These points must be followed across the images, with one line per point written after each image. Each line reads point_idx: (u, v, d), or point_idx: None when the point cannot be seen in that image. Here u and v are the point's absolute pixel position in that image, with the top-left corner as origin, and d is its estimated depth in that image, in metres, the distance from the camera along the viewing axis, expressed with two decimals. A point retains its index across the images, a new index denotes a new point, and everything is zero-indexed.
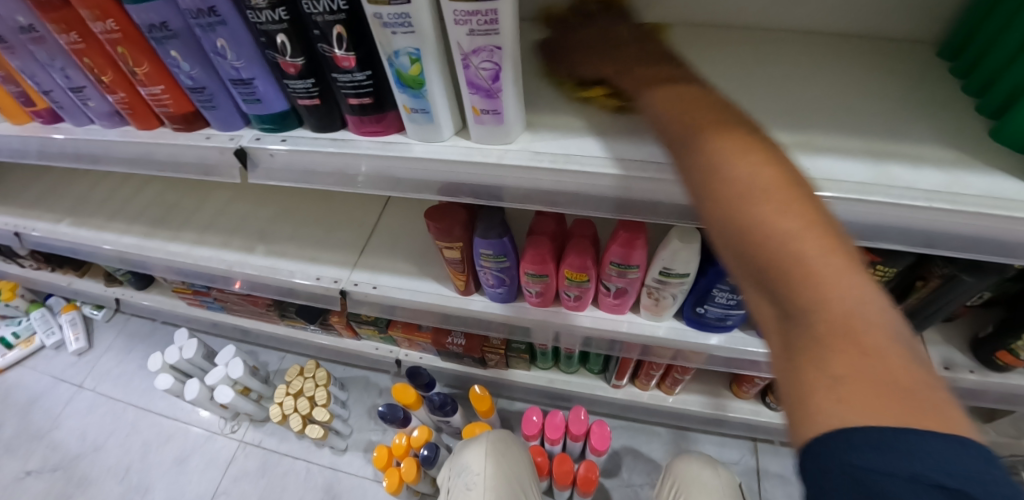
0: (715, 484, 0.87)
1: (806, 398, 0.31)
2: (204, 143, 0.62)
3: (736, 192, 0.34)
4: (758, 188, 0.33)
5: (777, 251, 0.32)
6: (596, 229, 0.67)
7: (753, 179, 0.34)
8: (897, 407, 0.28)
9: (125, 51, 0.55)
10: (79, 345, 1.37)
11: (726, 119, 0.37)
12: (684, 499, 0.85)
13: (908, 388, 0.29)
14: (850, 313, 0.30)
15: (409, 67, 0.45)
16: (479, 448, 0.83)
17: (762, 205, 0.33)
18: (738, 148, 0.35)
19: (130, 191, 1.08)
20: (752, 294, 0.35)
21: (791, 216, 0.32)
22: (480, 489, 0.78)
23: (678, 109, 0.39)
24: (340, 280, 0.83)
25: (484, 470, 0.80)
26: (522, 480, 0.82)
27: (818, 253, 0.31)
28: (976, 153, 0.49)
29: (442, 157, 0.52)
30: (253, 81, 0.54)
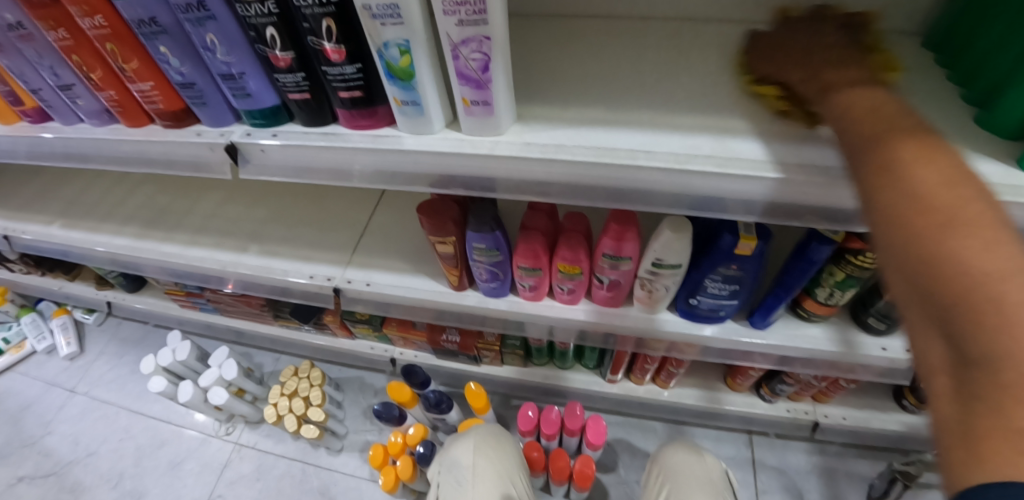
0: (705, 468, 0.87)
1: (978, 456, 0.26)
2: (194, 140, 0.62)
3: (925, 219, 0.31)
4: (954, 209, 0.30)
5: (967, 289, 0.28)
6: (587, 222, 0.67)
7: (953, 208, 0.30)
8: None
9: (114, 48, 0.54)
10: (71, 350, 1.36)
11: (926, 139, 0.34)
12: (674, 483, 0.86)
13: None
14: None
15: (398, 58, 0.45)
16: (468, 442, 0.84)
17: (961, 236, 0.29)
18: (937, 174, 0.31)
19: (122, 193, 1.08)
20: (926, 335, 0.31)
21: (998, 254, 0.28)
22: (469, 482, 0.79)
23: (852, 115, 0.37)
24: (333, 278, 0.83)
25: (473, 464, 0.81)
26: (511, 471, 0.83)
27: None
28: (962, 140, 0.49)
29: (433, 148, 0.52)
30: (243, 76, 0.54)
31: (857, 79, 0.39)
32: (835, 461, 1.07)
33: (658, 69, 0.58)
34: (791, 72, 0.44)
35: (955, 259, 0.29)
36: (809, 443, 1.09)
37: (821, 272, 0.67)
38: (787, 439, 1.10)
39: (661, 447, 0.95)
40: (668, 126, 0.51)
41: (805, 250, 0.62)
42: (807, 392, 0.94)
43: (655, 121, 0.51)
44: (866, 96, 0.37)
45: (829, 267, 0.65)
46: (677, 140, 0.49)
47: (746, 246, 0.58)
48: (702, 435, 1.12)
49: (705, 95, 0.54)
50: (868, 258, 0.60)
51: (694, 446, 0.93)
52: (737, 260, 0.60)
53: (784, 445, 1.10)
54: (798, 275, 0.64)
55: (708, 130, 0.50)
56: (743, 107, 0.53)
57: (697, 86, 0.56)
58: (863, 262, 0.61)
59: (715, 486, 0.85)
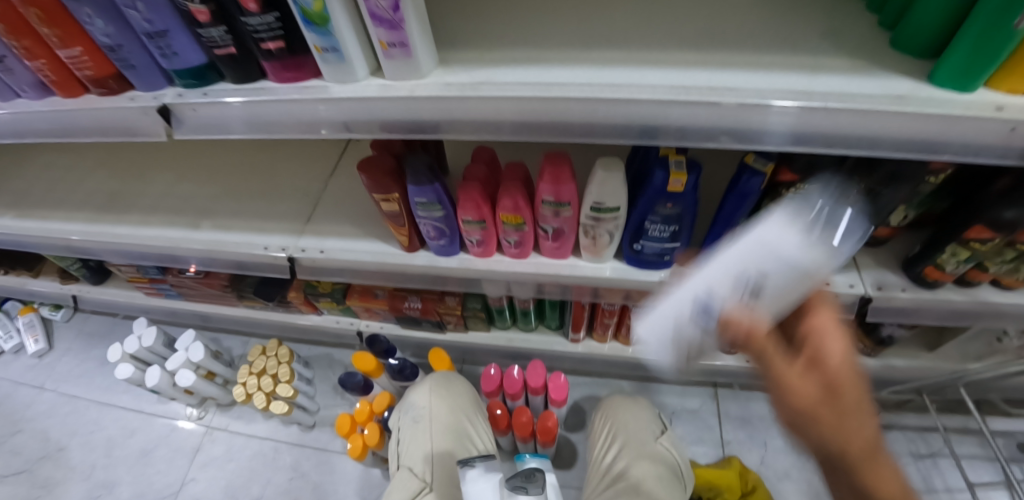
0: (645, 417, 0.95)
1: None
2: (127, 104, 0.61)
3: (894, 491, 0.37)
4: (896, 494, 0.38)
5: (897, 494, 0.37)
6: (527, 171, 0.68)
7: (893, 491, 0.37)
8: None
9: (37, 12, 0.54)
10: (39, 347, 1.34)
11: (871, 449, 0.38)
12: (613, 420, 0.96)
13: None
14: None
15: (311, 3, 0.46)
16: (424, 386, 0.89)
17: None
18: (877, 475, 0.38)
19: (74, 181, 1.06)
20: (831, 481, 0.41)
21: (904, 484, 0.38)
22: (427, 420, 0.84)
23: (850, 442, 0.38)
24: (287, 248, 0.83)
25: (430, 403, 0.86)
26: (465, 408, 0.89)
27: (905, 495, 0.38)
28: (872, 61, 0.53)
29: (358, 94, 0.53)
30: (167, 33, 0.54)
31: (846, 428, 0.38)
32: None
33: (583, 12, 0.60)
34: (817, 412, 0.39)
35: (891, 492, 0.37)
36: None
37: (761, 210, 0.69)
38: (750, 390, 1.14)
39: (612, 398, 1.03)
40: (587, 62, 0.53)
41: (737, 184, 0.62)
42: None
43: (576, 59, 0.54)
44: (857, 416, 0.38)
45: (766, 203, 0.67)
46: (594, 74, 0.51)
47: (677, 181, 0.58)
48: (667, 390, 1.16)
49: (625, 34, 0.57)
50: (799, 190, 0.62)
51: (636, 399, 1.00)
52: (671, 197, 0.61)
53: (748, 395, 1.13)
54: (734, 211, 0.65)
55: (625, 63, 0.53)
56: (661, 43, 0.55)
57: (620, 27, 0.58)
58: None
59: (652, 423, 0.95)
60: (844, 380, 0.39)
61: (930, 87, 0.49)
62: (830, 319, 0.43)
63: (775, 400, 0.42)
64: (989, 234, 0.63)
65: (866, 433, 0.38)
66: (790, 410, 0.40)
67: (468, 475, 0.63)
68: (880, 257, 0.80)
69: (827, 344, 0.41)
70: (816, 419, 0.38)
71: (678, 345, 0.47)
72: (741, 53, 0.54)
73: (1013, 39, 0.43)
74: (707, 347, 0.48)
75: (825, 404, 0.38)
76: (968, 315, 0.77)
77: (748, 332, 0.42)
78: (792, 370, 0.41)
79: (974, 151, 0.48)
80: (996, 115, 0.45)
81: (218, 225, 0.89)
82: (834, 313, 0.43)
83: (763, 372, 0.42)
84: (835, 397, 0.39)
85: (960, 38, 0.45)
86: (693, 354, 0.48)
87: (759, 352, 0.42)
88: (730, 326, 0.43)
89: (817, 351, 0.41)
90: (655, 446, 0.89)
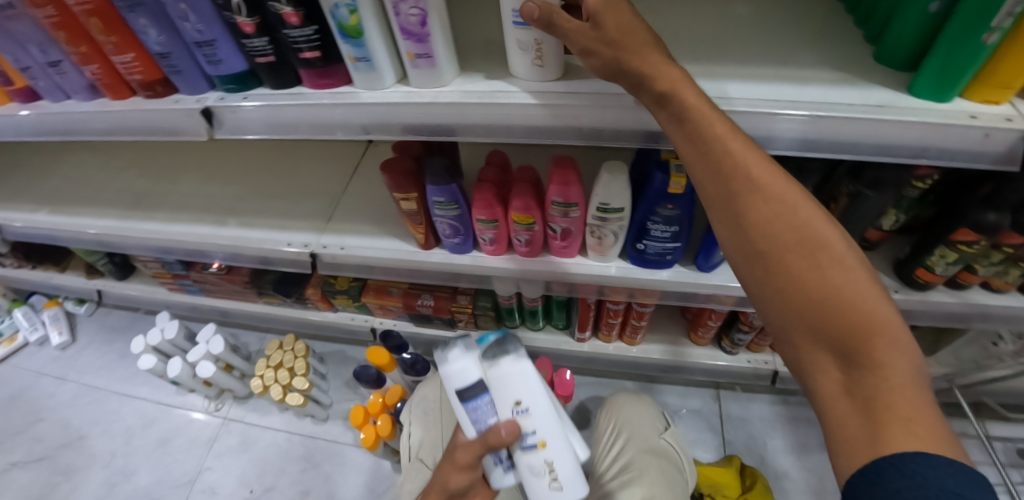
0: (648, 415, 1.00)
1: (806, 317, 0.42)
2: (172, 106, 0.67)
3: (764, 201, 0.44)
4: (775, 208, 0.44)
5: (777, 216, 0.44)
6: (537, 175, 0.73)
7: (775, 208, 0.44)
8: (830, 320, 0.41)
9: (97, 21, 0.60)
10: (62, 339, 1.40)
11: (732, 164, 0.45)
12: (616, 418, 1.01)
13: (863, 316, 0.40)
14: (817, 234, 0.42)
15: (348, 18, 0.51)
16: (433, 381, 0.96)
17: (785, 215, 0.43)
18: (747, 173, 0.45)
19: (106, 179, 1.12)
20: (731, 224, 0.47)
21: (799, 207, 0.43)
22: (437, 412, 0.92)
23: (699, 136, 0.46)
24: (310, 244, 0.88)
25: (440, 397, 0.94)
26: None
27: (797, 215, 0.43)
28: (855, 75, 0.58)
29: (386, 100, 0.58)
30: (214, 43, 0.59)
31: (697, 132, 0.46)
32: (797, 410, 1.13)
33: None
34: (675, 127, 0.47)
35: (773, 208, 0.44)
36: (772, 394, 1.16)
37: None
38: (751, 392, 1.17)
39: (617, 395, 1.07)
40: None
41: None
42: (763, 341, 1.00)
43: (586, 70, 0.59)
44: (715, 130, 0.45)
45: None
46: None
47: (677, 184, 0.63)
48: (669, 391, 1.19)
49: None
50: None
51: (642, 397, 1.04)
52: (671, 199, 0.66)
53: (748, 397, 1.16)
54: None
55: None
56: None
57: None
58: None
59: (654, 420, 0.99)
60: (619, 35, 0.45)
61: (910, 97, 0.54)
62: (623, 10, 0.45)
63: (599, 64, 0.48)
64: (974, 236, 0.67)
65: (734, 139, 0.45)
66: (706, 149, 0.46)
67: (444, 358, 0.57)
68: (873, 260, 0.84)
69: (641, 37, 0.46)
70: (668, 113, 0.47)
71: (522, 49, 0.53)
72: (733, 68, 0.60)
73: (983, 54, 0.48)
74: (552, 48, 0.52)
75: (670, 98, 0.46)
76: (959, 317, 0.81)
77: (541, 12, 0.46)
78: (578, 25, 0.46)
79: (949, 155, 0.53)
80: (966, 122, 0.50)
81: (245, 221, 0.95)
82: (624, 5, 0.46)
83: (588, 56, 0.48)
84: (611, 42, 0.45)
85: (933, 53, 0.50)
86: (541, 57, 0.53)
87: (552, 22, 0.46)
88: (529, 14, 0.47)
89: (599, 14, 0.44)
90: (660, 441, 0.94)
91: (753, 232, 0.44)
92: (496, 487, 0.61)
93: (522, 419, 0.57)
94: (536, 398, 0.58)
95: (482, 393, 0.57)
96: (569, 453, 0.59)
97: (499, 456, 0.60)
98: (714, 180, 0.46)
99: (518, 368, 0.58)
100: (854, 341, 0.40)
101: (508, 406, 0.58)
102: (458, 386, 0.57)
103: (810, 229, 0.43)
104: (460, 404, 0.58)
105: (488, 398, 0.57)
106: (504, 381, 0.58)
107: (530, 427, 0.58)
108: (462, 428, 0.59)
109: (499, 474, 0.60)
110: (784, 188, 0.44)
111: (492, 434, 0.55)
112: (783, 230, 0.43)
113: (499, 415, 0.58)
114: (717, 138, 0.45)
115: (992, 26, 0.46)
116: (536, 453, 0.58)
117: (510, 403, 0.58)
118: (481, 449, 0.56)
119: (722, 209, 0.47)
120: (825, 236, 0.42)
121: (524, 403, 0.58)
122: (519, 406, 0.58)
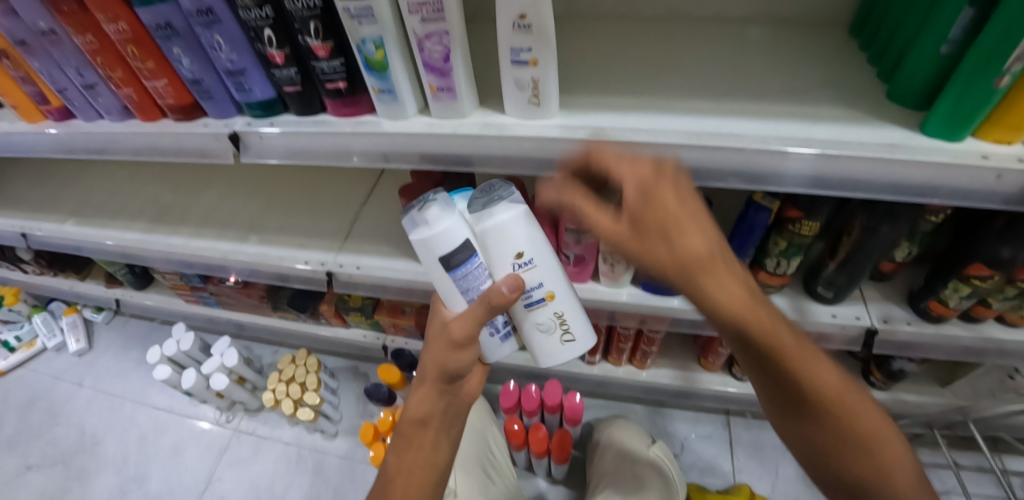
0: (635, 430, 1.05)
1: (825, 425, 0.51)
2: (202, 130, 0.69)
3: (784, 347, 0.47)
4: (789, 351, 0.48)
5: (791, 358, 0.48)
6: (553, 202, 0.74)
7: (791, 351, 0.48)
8: (841, 425, 0.51)
9: (134, 50, 0.63)
10: (80, 346, 1.42)
11: (758, 327, 0.47)
12: (607, 436, 1.06)
13: (862, 419, 0.51)
14: (814, 363, 0.50)
15: (374, 53, 0.54)
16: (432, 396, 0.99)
17: (797, 355, 0.48)
18: (767, 325, 0.47)
19: (131, 193, 1.15)
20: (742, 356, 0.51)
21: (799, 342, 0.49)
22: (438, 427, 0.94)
23: (734, 307, 0.46)
24: (327, 263, 0.90)
25: None
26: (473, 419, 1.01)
27: (803, 353, 0.49)
28: (868, 112, 0.59)
29: (408, 130, 0.60)
30: (244, 72, 0.61)
31: (734, 306, 0.46)
32: None
33: (605, 71, 0.68)
34: (712, 304, 0.46)
35: (789, 348, 0.48)
36: None
37: (768, 243, 0.76)
38: (763, 419, 1.16)
39: (606, 419, 1.13)
40: (611, 108, 0.61)
41: (746, 217, 0.72)
42: None
43: (602, 104, 0.61)
44: (743, 295, 0.46)
45: (774, 237, 0.74)
46: (619, 119, 0.59)
47: None
48: (680, 416, 1.19)
49: (644, 83, 0.65)
50: (805, 225, 0.69)
51: (629, 420, 1.09)
52: None
53: (760, 424, 1.15)
54: (743, 241, 0.75)
55: (646, 111, 0.60)
56: (676, 93, 0.63)
57: (643, 80, 0.66)
58: (803, 230, 0.70)
59: (642, 435, 1.05)
60: (655, 219, 0.45)
61: (922, 136, 0.55)
62: (662, 194, 0.45)
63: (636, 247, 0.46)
64: (987, 271, 0.67)
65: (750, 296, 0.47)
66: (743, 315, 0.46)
67: (427, 219, 0.51)
68: (886, 291, 0.84)
69: (680, 220, 0.45)
70: (705, 291, 0.45)
71: (519, 87, 0.55)
72: (748, 104, 0.61)
73: (995, 95, 0.48)
74: (551, 83, 0.54)
75: (713, 281, 0.45)
76: (975, 351, 0.80)
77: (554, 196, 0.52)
78: (609, 218, 0.48)
79: (963, 194, 0.54)
80: (979, 163, 0.51)
81: (264, 237, 0.97)
82: (663, 188, 0.45)
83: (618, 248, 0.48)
84: (651, 233, 0.45)
85: (946, 92, 0.51)
86: (539, 96, 0.55)
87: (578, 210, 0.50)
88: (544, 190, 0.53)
89: (639, 202, 0.45)
90: (648, 453, 0.99)
91: (776, 373, 0.49)
92: (492, 357, 0.64)
93: (526, 273, 0.54)
94: (538, 248, 0.54)
95: (474, 255, 0.52)
96: (574, 304, 0.60)
97: (495, 326, 0.60)
98: (740, 338, 0.48)
99: (515, 217, 0.52)
100: (864, 446, 0.51)
101: (506, 265, 0.53)
102: (447, 249, 0.51)
103: (807, 360, 0.49)
104: (449, 272, 0.52)
105: (481, 259, 0.53)
106: (501, 233, 0.52)
107: (534, 280, 0.56)
108: (450, 301, 0.56)
109: (495, 344, 0.62)
110: (813, 356, 0.50)
111: (495, 297, 0.52)
112: (803, 371, 0.49)
113: (493, 277, 0.55)
114: (744, 303, 0.46)
115: (1003, 70, 0.46)
116: (544, 307, 0.57)
117: (512, 256, 0.53)
118: (483, 314, 0.53)
119: (742, 351, 0.50)
120: (846, 395, 0.50)
121: (526, 255, 0.54)
122: (521, 259, 0.54)
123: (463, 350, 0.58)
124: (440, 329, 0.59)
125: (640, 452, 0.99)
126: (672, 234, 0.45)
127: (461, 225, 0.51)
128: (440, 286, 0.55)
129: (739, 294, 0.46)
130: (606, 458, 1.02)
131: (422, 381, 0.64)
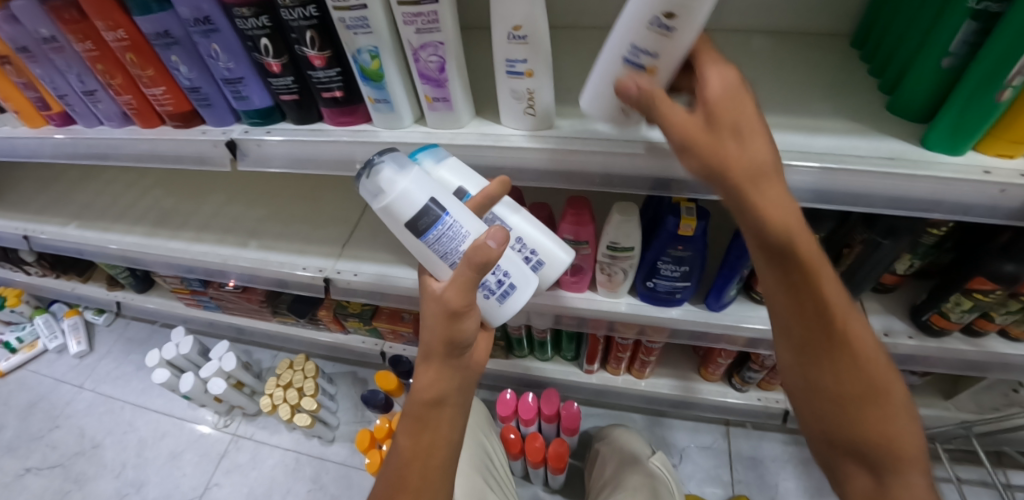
0: (635, 438, 1.05)
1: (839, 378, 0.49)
2: (200, 137, 0.70)
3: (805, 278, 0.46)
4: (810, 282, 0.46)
5: (812, 291, 0.47)
6: (551, 212, 0.74)
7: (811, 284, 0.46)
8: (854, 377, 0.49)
9: (133, 58, 0.63)
10: (80, 348, 1.43)
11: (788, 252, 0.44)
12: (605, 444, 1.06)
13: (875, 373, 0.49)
14: (835, 307, 0.47)
15: (370, 63, 0.53)
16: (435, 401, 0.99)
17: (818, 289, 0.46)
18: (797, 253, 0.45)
19: (133, 197, 1.16)
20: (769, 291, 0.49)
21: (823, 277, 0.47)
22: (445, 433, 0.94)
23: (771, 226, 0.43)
24: (325, 269, 0.90)
25: None
26: (477, 424, 1.00)
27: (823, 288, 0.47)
28: (869, 124, 0.58)
29: (404, 139, 0.60)
30: (242, 80, 0.61)
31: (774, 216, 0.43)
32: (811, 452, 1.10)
33: None
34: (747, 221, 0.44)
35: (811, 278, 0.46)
36: (783, 434, 1.14)
37: None
38: (763, 430, 1.15)
39: (607, 427, 1.12)
40: None
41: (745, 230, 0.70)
42: (775, 380, 0.98)
43: None
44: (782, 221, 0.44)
45: None
46: None
47: (688, 226, 0.64)
48: (679, 427, 1.18)
49: None
50: None
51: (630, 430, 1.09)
52: (682, 241, 0.67)
53: (760, 435, 1.14)
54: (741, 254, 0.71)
55: None
56: None
57: None
58: None
59: (644, 446, 1.04)
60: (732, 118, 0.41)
61: (923, 149, 0.54)
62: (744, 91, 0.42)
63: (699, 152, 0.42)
64: (990, 285, 0.66)
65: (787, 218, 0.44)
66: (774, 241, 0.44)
67: (383, 183, 0.51)
68: (888, 303, 0.83)
69: (743, 116, 0.42)
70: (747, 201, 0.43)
71: (516, 98, 0.54)
72: None
73: (998, 109, 0.47)
74: (546, 94, 0.54)
75: (755, 194, 0.42)
76: (978, 365, 0.79)
77: (633, 88, 0.45)
78: (680, 109, 0.43)
79: (963, 208, 0.53)
80: (981, 177, 0.50)
81: (263, 242, 0.98)
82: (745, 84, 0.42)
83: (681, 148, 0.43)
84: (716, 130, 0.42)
85: (948, 105, 0.50)
86: (534, 107, 0.55)
87: (650, 105, 0.44)
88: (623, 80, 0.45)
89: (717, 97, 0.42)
90: (648, 464, 0.97)
91: (799, 309, 0.48)
92: (496, 320, 0.58)
93: (653, 35, 0.42)
94: (689, 21, 0.41)
95: (441, 214, 0.50)
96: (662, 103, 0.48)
97: (488, 288, 0.55)
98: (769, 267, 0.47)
99: None
100: (872, 409, 0.49)
101: (644, 16, 0.42)
102: (408, 214, 0.51)
103: (827, 297, 0.47)
104: (420, 238, 0.52)
105: (450, 219, 0.51)
106: None
107: (648, 45, 0.43)
108: (436, 271, 0.54)
109: (493, 306, 0.56)
110: (838, 296, 0.48)
111: (479, 252, 0.47)
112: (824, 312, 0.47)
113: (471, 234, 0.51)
114: (780, 215, 0.43)
115: (1005, 84, 0.46)
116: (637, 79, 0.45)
117: (658, 9, 0.41)
118: (472, 275, 0.48)
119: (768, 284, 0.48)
120: (866, 345, 0.49)
121: (675, 18, 0.41)
122: (666, 19, 0.41)
123: (464, 317, 0.52)
124: (437, 300, 0.52)
125: (637, 461, 0.98)
126: (727, 131, 0.42)
127: (418, 181, 0.50)
128: (421, 257, 0.54)
129: (773, 209, 0.43)
130: (605, 467, 1.02)
131: (426, 359, 0.56)
